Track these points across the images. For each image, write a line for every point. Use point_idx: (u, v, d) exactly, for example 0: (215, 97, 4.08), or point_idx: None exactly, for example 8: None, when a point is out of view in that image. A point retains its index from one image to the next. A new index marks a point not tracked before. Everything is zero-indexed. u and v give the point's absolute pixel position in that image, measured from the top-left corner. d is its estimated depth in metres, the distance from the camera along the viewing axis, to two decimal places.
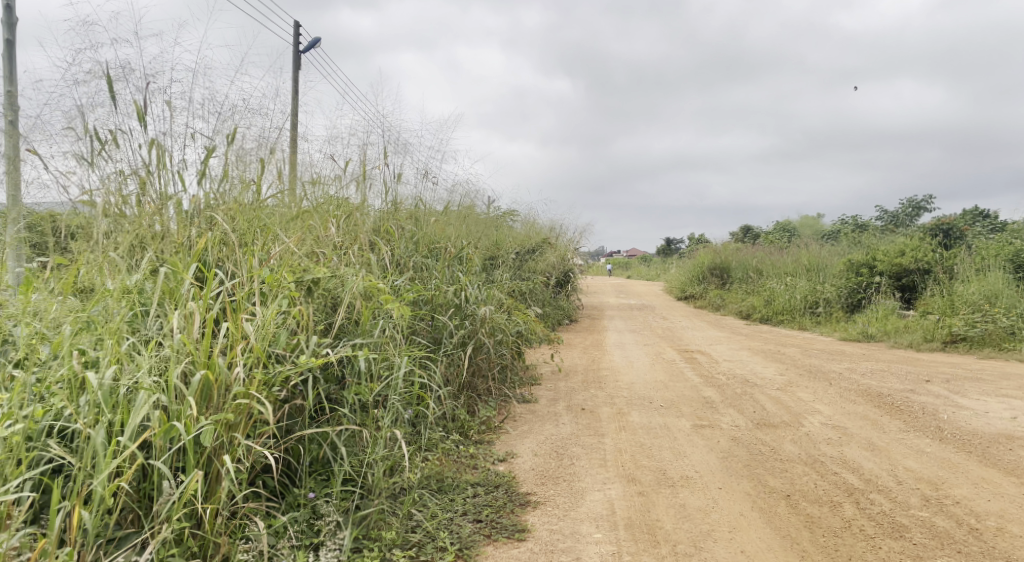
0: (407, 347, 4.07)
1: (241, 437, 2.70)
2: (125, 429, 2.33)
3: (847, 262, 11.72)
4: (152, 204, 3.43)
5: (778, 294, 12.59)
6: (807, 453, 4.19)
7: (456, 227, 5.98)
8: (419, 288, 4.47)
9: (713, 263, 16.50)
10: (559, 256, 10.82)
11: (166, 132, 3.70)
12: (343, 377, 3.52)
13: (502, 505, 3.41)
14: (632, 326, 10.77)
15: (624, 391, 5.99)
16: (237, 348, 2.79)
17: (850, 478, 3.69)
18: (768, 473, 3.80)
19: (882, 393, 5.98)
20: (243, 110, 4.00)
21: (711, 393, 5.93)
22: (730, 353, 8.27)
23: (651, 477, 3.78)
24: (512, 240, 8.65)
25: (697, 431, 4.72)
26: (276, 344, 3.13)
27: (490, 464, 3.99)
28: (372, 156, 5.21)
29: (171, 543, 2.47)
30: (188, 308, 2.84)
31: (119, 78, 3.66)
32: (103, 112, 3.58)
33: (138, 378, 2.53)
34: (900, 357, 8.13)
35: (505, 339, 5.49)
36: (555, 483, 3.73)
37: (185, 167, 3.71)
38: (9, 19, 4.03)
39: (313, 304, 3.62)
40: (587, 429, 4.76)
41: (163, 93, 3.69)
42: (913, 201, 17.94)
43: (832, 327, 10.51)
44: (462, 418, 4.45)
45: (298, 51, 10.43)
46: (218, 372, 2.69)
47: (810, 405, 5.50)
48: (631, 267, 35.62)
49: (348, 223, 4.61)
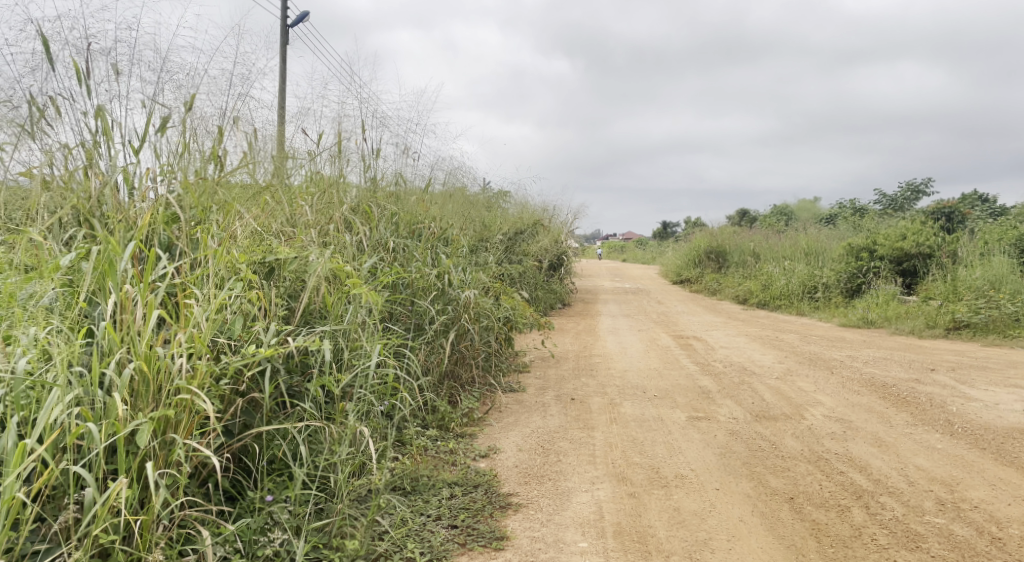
0: (381, 335, 3.77)
1: (182, 437, 2.39)
2: (35, 429, 1.99)
3: (847, 245, 11.42)
4: (96, 174, 3.05)
5: (775, 279, 12.30)
6: (810, 449, 3.92)
7: (441, 207, 5.64)
8: (397, 271, 4.15)
9: (709, 246, 16.18)
10: (551, 239, 10.46)
11: (111, 97, 3.32)
12: (308, 367, 3.21)
13: (480, 508, 3.13)
14: (626, 310, 10.48)
15: (617, 379, 5.71)
16: (178, 337, 2.47)
17: (858, 479, 3.43)
18: (768, 472, 3.52)
19: (887, 383, 5.71)
20: (205, 76, 3.62)
21: (707, 383, 5.64)
22: (727, 340, 7.98)
23: (643, 476, 3.50)
24: (502, 221, 8.30)
25: (693, 424, 4.45)
26: (231, 332, 2.84)
27: (470, 461, 3.71)
28: (349, 130, 4.86)
29: (98, 559, 2.13)
30: (126, 291, 2.50)
31: (56, 37, 3.26)
32: (42, 77, 3.21)
33: (57, 370, 2.19)
34: (902, 344, 7.86)
35: (491, 325, 5.18)
36: (539, 483, 3.44)
37: (134, 137, 3.34)
38: None
39: (275, 288, 3.30)
40: (576, 422, 4.47)
41: (108, 55, 3.29)
42: (911, 185, 17.70)
43: (831, 313, 10.23)
44: (443, 409, 4.15)
45: (285, 26, 10.02)
46: (158, 363, 2.39)
47: (811, 396, 5.22)
48: (626, 251, 35.34)
49: (322, 201, 4.29)
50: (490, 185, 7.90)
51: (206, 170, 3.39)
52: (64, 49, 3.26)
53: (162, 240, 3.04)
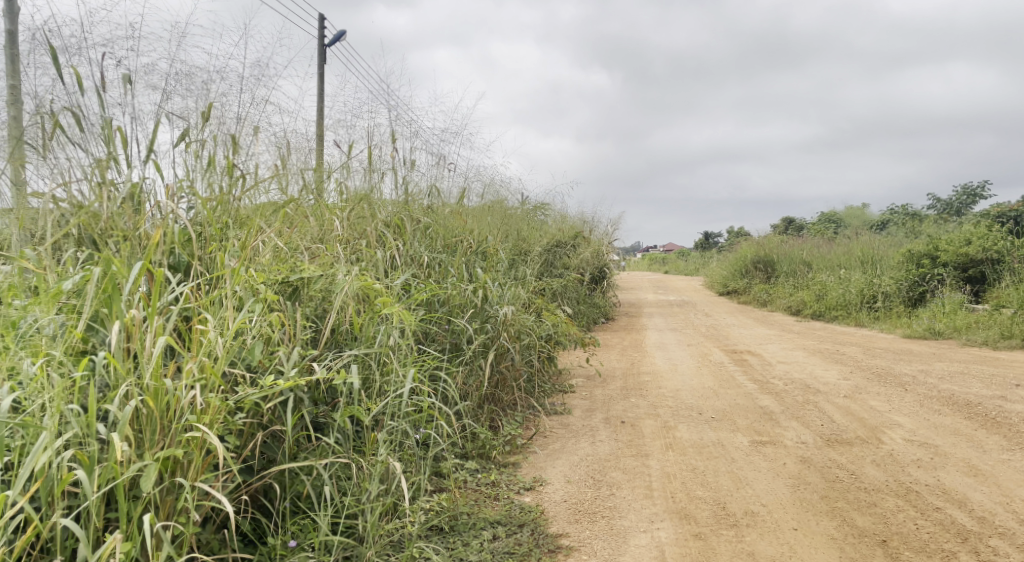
0: (415, 357, 3.49)
1: (191, 480, 2.18)
2: (19, 479, 1.82)
3: (906, 252, 10.76)
4: (113, 194, 2.90)
5: (830, 289, 11.69)
6: (896, 480, 3.47)
7: (477, 221, 5.37)
8: (432, 288, 3.87)
9: (756, 256, 15.55)
10: (594, 250, 10.07)
11: (129, 113, 3.18)
12: (334, 396, 2.96)
13: (526, 553, 2.80)
14: (673, 324, 10.01)
15: (669, 400, 5.31)
16: (189, 367, 2.27)
17: (958, 516, 3.00)
18: (853, 508, 3.11)
19: (971, 400, 5.17)
20: (229, 88, 3.47)
21: (769, 402, 5.20)
22: (785, 354, 7.49)
23: (708, 514, 3.11)
24: (541, 235, 8.00)
25: (757, 450, 4.03)
26: (249, 359, 2.62)
27: (514, 494, 3.39)
28: (378, 141, 4.65)
29: None
30: (134, 317, 2.32)
31: (71, 51, 3.11)
32: (58, 93, 3.06)
33: (51, 409, 2.02)
34: (977, 357, 7.24)
35: (532, 343, 4.87)
36: (591, 521, 3.09)
37: (153, 154, 3.19)
38: (10, 6, 3.13)
39: (299, 310, 3.08)
40: (629, 449, 4.09)
41: (125, 66, 3.14)
42: (968, 187, 16.82)
43: (893, 324, 9.59)
44: (484, 436, 3.85)
45: (323, 45, 9.97)
46: (167, 397, 2.20)
47: (886, 417, 4.74)
48: (667, 263, 34.63)
49: (355, 217, 4.09)
50: (529, 198, 7.64)
51: (230, 187, 3.21)
52: (80, 63, 3.12)
53: (177, 261, 2.89)
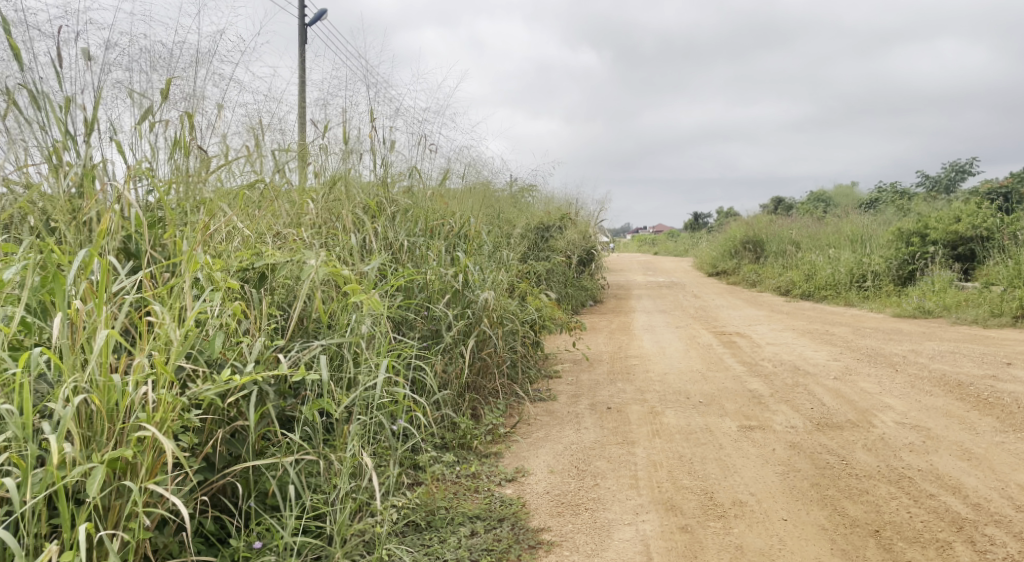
0: (391, 345, 3.34)
1: (141, 485, 2.02)
2: None
3: (896, 230, 10.67)
4: (64, 177, 2.72)
5: (820, 268, 11.60)
6: (888, 465, 3.37)
7: (459, 202, 5.21)
8: (409, 273, 3.72)
9: (745, 236, 15.45)
10: (581, 232, 9.92)
11: (83, 89, 2.98)
12: (302, 390, 2.81)
13: (505, 550, 2.67)
14: (661, 306, 9.90)
15: (656, 384, 5.20)
16: (142, 362, 2.11)
17: (952, 503, 2.91)
18: (845, 496, 3.01)
19: (962, 381, 5.09)
20: (195, 65, 3.27)
21: (758, 386, 5.10)
22: (774, 336, 7.39)
23: (695, 504, 3.00)
24: (527, 217, 7.84)
25: (746, 435, 3.92)
26: (209, 352, 2.46)
27: (495, 486, 3.27)
28: (355, 121, 4.45)
29: None
30: (81, 307, 2.15)
31: (19, 22, 2.90)
32: (6, 68, 2.86)
33: None
34: (967, 335, 7.17)
35: (516, 328, 4.73)
36: (574, 514, 2.98)
37: (110, 135, 3.00)
38: None
39: (265, 299, 2.92)
40: (614, 436, 3.97)
41: (79, 39, 2.94)
42: (957, 165, 16.75)
43: (883, 303, 9.52)
44: (465, 426, 3.72)
45: (302, 24, 9.70)
46: (115, 394, 2.04)
47: (877, 399, 4.64)
48: (656, 244, 34.52)
49: (330, 199, 3.93)
50: (515, 179, 7.46)
51: (193, 169, 3.04)
52: (30, 36, 2.91)
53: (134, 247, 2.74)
